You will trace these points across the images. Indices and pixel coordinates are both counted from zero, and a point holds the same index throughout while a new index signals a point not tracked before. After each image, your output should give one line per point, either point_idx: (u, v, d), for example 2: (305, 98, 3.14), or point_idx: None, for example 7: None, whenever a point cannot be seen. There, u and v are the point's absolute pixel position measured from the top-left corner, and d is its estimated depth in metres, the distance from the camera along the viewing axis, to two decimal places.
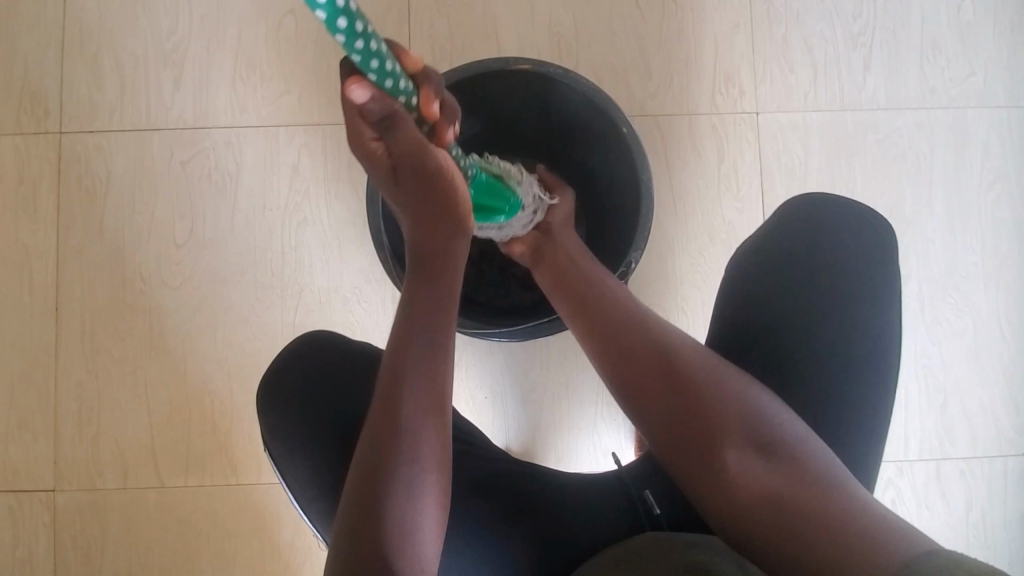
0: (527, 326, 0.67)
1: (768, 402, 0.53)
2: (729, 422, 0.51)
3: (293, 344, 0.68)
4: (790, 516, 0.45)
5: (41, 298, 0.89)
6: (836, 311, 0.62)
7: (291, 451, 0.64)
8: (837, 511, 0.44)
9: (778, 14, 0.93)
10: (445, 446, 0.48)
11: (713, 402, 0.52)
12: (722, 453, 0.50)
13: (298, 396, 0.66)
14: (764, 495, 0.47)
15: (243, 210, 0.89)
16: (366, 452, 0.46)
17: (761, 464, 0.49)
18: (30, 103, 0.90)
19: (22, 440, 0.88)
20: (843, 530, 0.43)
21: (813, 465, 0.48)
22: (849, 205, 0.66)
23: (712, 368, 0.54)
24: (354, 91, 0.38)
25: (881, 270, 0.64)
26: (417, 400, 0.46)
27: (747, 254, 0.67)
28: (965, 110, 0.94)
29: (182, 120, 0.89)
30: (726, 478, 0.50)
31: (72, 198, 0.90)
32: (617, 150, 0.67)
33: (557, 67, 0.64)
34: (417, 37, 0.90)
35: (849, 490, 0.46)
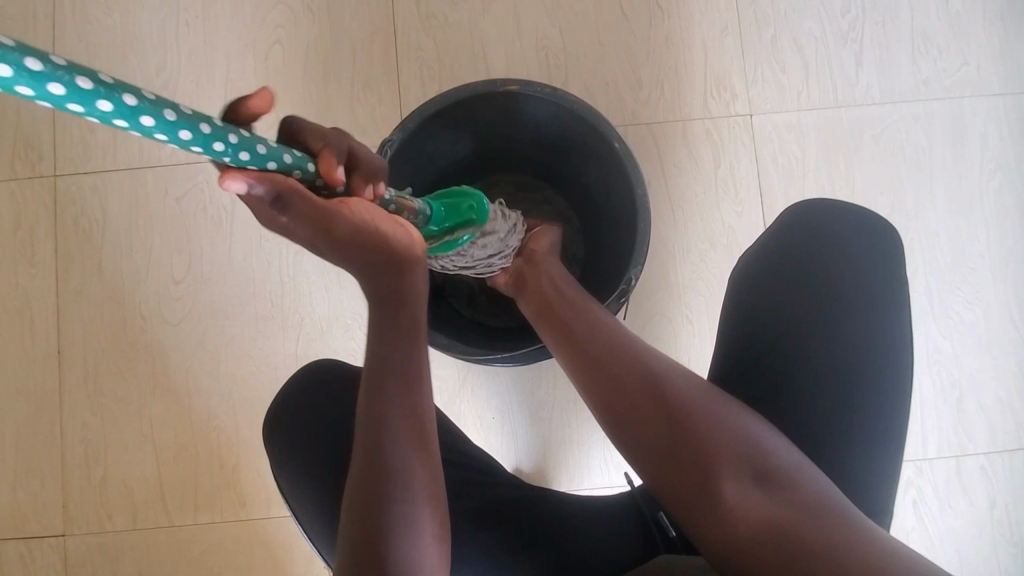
0: (532, 348, 0.66)
1: (763, 430, 0.52)
2: (725, 452, 0.50)
3: (298, 376, 0.68)
4: (798, 550, 0.44)
5: (43, 342, 0.89)
6: (845, 319, 0.61)
7: (300, 489, 0.63)
8: (840, 541, 0.43)
9: (765, 15, 0.93)
10: (436, 474, 0.47)
11: (707, 430, 0.51)
12: (719, 485, 0.49)
13: (302, 433, 0.64)
14: (768, 528, 0.46)
15: (239, 242, 0.89)
16: (352, 504, 0.45)
17: (761, 496, 0.48)
18: (23, 149, 0.90)
19: (30, 485, 0.88)
20: (853, 561, 0.42)
21: (813, 495, 0.47)
22: (854, 210, 0.65)
23: (704, 397, 0.53)
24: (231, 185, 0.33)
25: (891, 276, 0.63)
26: (401, 433, 0.46)
27: (751, 263, 0.66)
28: (961, 99, 0.93)
29: (176, 156, 0.90)
30: (727, 510, 0.48)
31: (69, 240, 0.90)
32: (612, 166, 0.67)
33: (545, 87, 0.63)
34: (405, 60, 0.90)
35: (854, 519, 0.45)
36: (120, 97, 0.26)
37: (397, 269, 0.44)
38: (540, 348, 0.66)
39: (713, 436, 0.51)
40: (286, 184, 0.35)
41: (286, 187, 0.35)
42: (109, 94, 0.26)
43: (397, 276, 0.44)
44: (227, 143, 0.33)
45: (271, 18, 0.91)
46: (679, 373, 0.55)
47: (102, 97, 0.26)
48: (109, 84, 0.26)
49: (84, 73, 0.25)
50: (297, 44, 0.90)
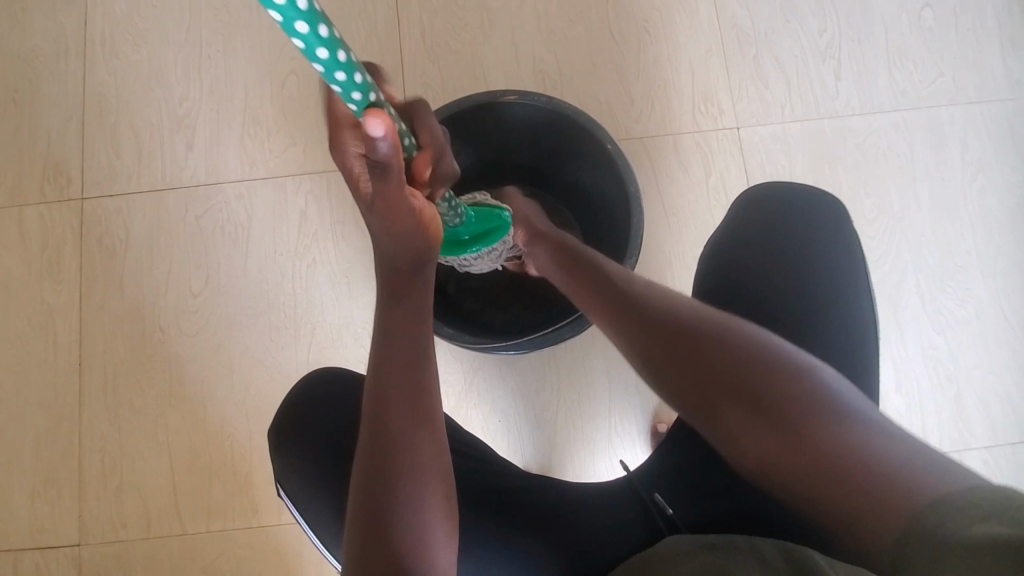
0: (533, 338, 0.70)
1: (767, 345, 0.49)
2: (722, 386, 0.48)
3: (287, 400, 0.69)
4: (801, 470, 0.42)
5: (66, 356, 0.93)
6: (815, 290, 0.64)
7: (310, 489, 0.64)
8: (840, 455, 0.40)
9: (747, 36, 0.99)
10: (440, 448, 0.48)
11: (699, 369, 0.50)
12: (722, 415, 0.48)
13: (311, 435, 0.66)
14: (772, 453, 0.44)
15: (255, 256, 0.93)
16: (364, 477, 0.46)
17: (763, 420, 0.45)
18: (53, 174, 0.96)
19: (47, 496, 0.90)
20: (854, 477, 0.39)
21: (819, 406, 0.43)
22: (804, 189, 0.70)
23: (693, 332, 0.52)
24: (373, 124, 0.37)
25: (843, 243, 0.66)
26: (401, 414, 0.47)
27: (739, 240, 0.68)
28: (939, 108, 0.98)
29: (196, 178, 0.95)
30: (736, 440, 0.47)
31: (94, 258, 0.94)
32: (605, 169, 0.71)
33: (541, 96, 0.68)
34: (411, 84, 0.97)
35: (867, 426, 0.41)
36: (331, 51, 0.35)
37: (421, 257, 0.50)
38: (541, 338, 0.69)
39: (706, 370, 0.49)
40: (396, 159, 0.40)
41: (393, 164, 0.40)
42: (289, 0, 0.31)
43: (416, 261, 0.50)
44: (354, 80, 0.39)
45: (286, 50, 0.97)
46: (674, 312, 0.54)
47: (319, 46, 0.35)
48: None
49: (326, 27, 0.34)
50: (311, 74, 0.97)
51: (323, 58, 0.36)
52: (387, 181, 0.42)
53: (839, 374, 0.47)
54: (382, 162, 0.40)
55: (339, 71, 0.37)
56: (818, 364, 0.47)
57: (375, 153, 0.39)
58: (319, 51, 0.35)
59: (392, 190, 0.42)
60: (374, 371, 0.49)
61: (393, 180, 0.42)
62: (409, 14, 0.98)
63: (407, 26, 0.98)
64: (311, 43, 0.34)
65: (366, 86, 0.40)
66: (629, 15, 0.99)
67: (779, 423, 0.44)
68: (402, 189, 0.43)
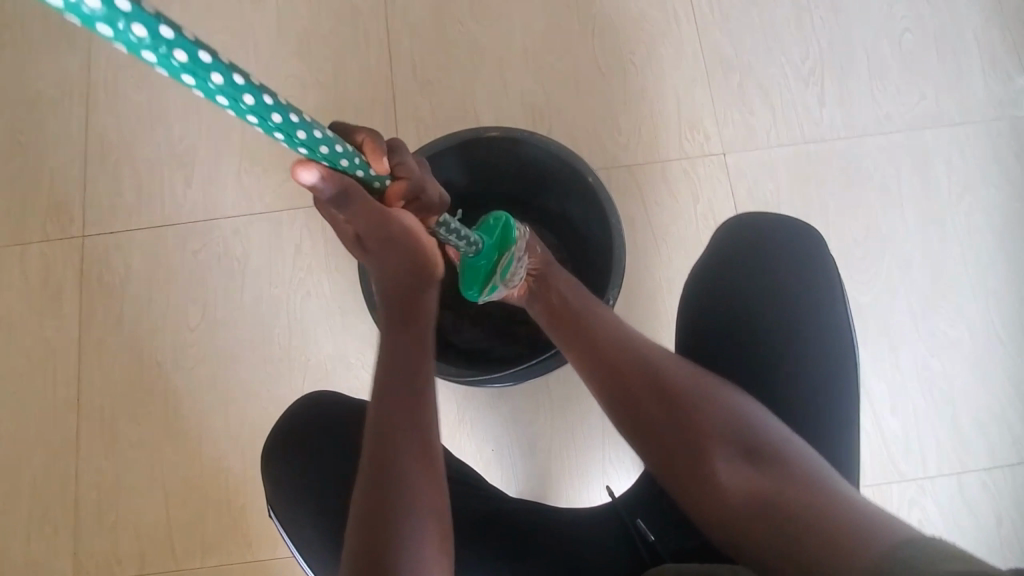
0: (516, 369, 0.71)
1: (751, 406, 0.54)
2: (711, 434, 0.53)
3: (269, 440, 0.67)
4: (781, 519, 0.47)
5: (65, 391, 0.94)
6: (796, 321, 0.64)
7: (298, 525, 0.63)
8: (824, 508, 0.45)
9: (731, 65, 1.01)
10: (441, 486, 0.48)
11: (693, 411, 0.54)
12: (715, 464, 0.52)
13: (317, 445, 0.65)
14: (756, 500, 0.49)
15: (251, 290, 0.95)
16: (364, 506, 0.46)
17: (756, 474, 0.50)
18: (56, 213, 0.99)
19: (44, 532, 0.90)
20: (831, 524, 0.44)
21: (804, 468, 0.49)
22: (787, 221, 0.70)
23: (699, 383, 0.56)
24: (303, 175, 0.39)
25: (821, 273, 0.67)
26: (406, 445, 0.48)
27: (721, 269, 0.69)
28: (923, 130, 0.99)
29: (194, 214, 0.97)
30: (716, 484, 0.51)
31: (94, 295, 0.96)
32: (588, 201, 0.73)
33: (525, 132, 0.70)
34: (403, 119, 0.99)
35: (832, 486, 0.48)
36: (256, 97, 0.32)
37: (421, 276, 0.53)
38: (522, 370, 0.71)
39: (707, 418, 0.54)
40: (351, 188, 0.42)
41: (348, 184, 0.42)
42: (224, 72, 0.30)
43: (413, 291, 0.53)
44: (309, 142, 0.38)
45: (281, 89, 1.00)
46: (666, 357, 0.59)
47: (241, 96, 0.32)
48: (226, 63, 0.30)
49: (239, 72, 0.31)
50: (305, 110, 1.00)
51: (251, 106, 0.33)
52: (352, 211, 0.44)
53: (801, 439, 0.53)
54: (333, 192, 0.42)
55: (273, 115, 0.34)
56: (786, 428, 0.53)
57: (326, 193, 0.41)
58: (244, 100, 0.32)
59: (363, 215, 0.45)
60: (376, 398, 0.50)
61: (358, 209, 0.44)
62: (400, 52, 1.01)
63: (398, 64, 1.01)
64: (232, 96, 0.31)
65: (309, 124, 0.37)
66: (615, 48, 1.02)
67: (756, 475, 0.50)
68: (373, 213, 0.45)
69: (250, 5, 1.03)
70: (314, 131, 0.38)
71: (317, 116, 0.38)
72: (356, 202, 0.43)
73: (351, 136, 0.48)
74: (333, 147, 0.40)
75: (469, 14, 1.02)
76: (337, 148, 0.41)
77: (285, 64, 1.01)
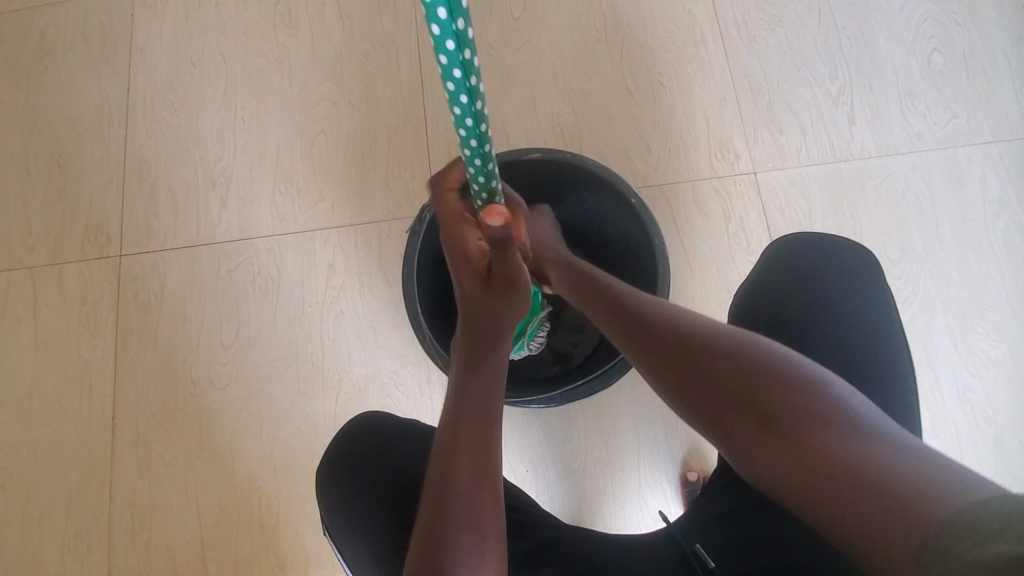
0: (563, 391, 0.71)
1: (792, 361, 0.48)
2: (737, 397, 0.47)
3: (322, 459, 0.67)
4: (813, 482, 0.40)
5: (99, 408, 0.94)
6: (843, 344, 0.64)
7: (351, 546, 0.63)
8: (855, 470, 0.38)
9: (760, 85, 1.02)
10: (499, 512, 0.48)
11: (718, 375, 0.49)
12: (734, 433, 0.47)
13: (364, 463, 0.65)
14: (780, 465, 0.43)
15: (284, 309, 0.95)
16: (425, 526, 0.47)
17: (775, 438, 0.44)
18: (94, 234, 1.00)
19: (78, 551, 0.90)
20: (869, 488, 0.37)
21: (835, 426, 0.42)
22: (815, 237, 0.71)
23: (721, 345, 0.51)
24: (492, 223, 0.46)
25: (870, 294, 0.67)
26: (467, 473, 0.49)
27: (757, 292, 0.69)
28: (955, 148, 0.99)
29: (229, 233, 0.99)
30: (751, 452, 0.46)
31: (129, 313, 0.97)
32: (631, 223, 0.73)
33: (562, 153, 0.70)
34: (435, 140, 1.00)
35: (882, 442, 0.40)
36: (459, 45, 0.36)
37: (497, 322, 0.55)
38: (570, 391, 0.71)
39: (729, 379, 0.48)
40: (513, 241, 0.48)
41: (512, 237, 0.48)
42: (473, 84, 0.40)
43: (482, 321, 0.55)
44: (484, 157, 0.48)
45: (315, 111, 1.02)
46: (697, 325, 0.54)
47: (450, 37, 0.36)
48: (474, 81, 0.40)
49: (462, 19, 0.35)
50: (339, 130, 1.01)
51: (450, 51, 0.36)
52: (508, 259, 0.49)
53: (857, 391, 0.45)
54: (499, 236, 0.47)
55: (458, 68, 0.38)
56: (835, 379, 0.46)
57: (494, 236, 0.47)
58: (449, 43, 0.36)
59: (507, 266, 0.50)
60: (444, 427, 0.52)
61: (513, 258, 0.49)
62: (432, 73, 1.03)
63: (430, 86, 1.02)
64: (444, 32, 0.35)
65: (478, 94, 0.41)
66: (643, 69, 1.03)
67: (794, 434, 0.43)
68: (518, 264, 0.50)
69: (285, 30, 1.05)
70: (476, 102, 0.41)
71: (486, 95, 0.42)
72: (511, 250, 0.48)
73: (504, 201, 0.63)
74: (479, 124, 0.44)
75: (500, 37, 1.04)
76: (480, 128, 0.44)
77: (319, 86, 1.03)
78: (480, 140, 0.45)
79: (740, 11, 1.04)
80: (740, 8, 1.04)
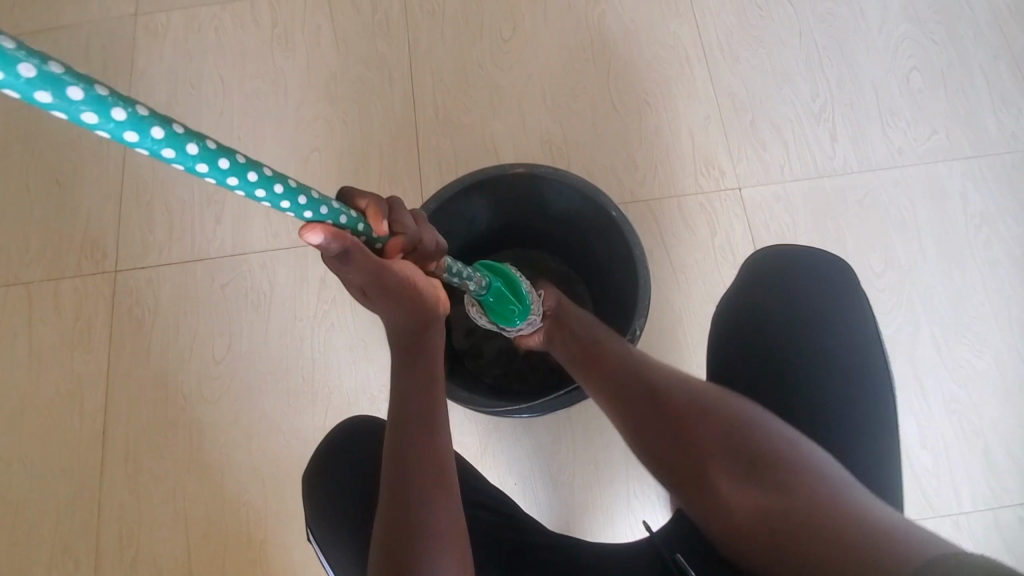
0: (545, 400, 0.72)
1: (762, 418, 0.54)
2: (717, 442, 0.53)
3: (308, 464, 0.67)
4: (783, 525, 0.45)
5: (91, 423, 0.95)
6: (823, 355, 0.65)
7: (334, 549, 0.63)
8: (836, 518, 0.43)
9: (743, 104, 1.04)
10: (456, 512, 0.49)
11: (695, 424, 0.55)
12: (717, 477, 0.52)
13: (358, 461, 0.66)
14: (761, 511, 0.47)
15: (276, 323, 0.97)
16: (386, 525, 0.47)
17: (760, 486, 0.49)
18: (90, 249, 1.02)
19: (64, 566, 0.90)
20: (835, 532, 0.42)
21: (813, 479, 0.47)
22: (797, 250, 0.72)
23: (706, 398, 0.57)
24: (310, 235, 0.43)
25: (847, 308, 0.68)
26: (422, 476, 0.49)
27: (739, 303, 0.70)
28: (936, 164, 1.01)
29: (223, 249, 1.00)
30: (723, 499, 0.51)
31: (123, 327, 0.98)
32: (614, 235, 0.75)
33: (549, 169, 0.72)
34: (426, 157, 1.03)
35: (848, 495, 0.46)
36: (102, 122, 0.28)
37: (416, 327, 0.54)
38: (553, 400, 0.72)
39: (712, 430, 0.54)
40: (348, 242, 0.46)
41: (350, 245, 0.46)
42: (177, 143, 0.31)
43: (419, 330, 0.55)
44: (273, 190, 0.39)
45: (310, 131, 1.04)
46: (678, 378, 0.60)
47: (124, 129, 0.29)
48: (178, 134, 0.31)
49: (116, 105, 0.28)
50: (332, 148, 1.03)
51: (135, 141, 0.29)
52: (354, 263, 0.48)
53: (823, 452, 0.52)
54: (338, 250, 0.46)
55: (164, 148, 0.31)
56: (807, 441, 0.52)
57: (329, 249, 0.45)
58: (128, 135, 0.29)
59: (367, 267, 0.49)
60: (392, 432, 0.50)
61: (358, 260, 0.48)
62: (424, 93, 1.05)
63: (422, 106, 1.05)
64: (111, 129, 0.28)
65: (217, 152, 0.34)
66: (629, 89, 1.05)
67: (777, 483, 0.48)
68: (372, 261, 0.48)
69: (282, 52, 1.08)
70: (222, 161, 0.34)
71: (208, 139, 0.33)
72: (354, 256, 0.47)
73: (353, 203, 0.53)
74: (250, 177, 0.36)
75: (490, 58, 1.07)
76: (257, 177, 0.37)
77: (314, 106, 1.06)
78: (266, 187, 0.38)
79: (723, 33, 1.07)
80: (723, 29, 1.08)
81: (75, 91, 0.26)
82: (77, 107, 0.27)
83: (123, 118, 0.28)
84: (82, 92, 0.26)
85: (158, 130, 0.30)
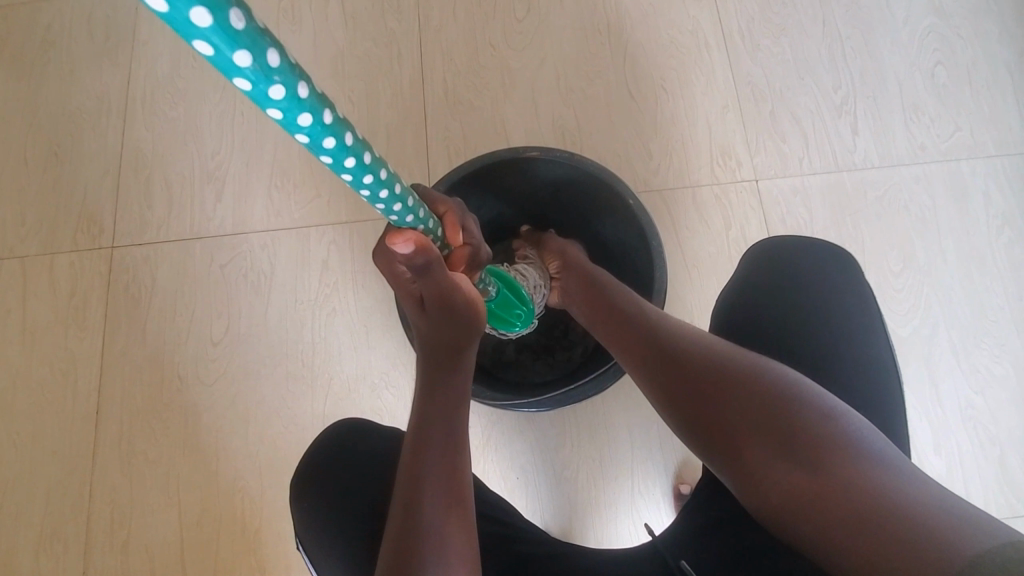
0: (556, 394, 0.70)
1: (796, 384, 0.51)
2: (747, 420, 0.50)
3: (298, 466, 0.64)
4: (820, 511, 0.43)
5: (84, 402, 0.92)
6: (834, 355, 0.62)
7: (328, 555, 0.60)
8: (874, 503, 0.41)
9: (763, 93, 1.01)
10: (471, 533, 0.47)
11: (726, 401, 0.52)
12: (748, 453, 0.50)
13: (342, 475, 0.63)
14: (794, 490, 0.46)
15: (275, 305, 0.94)
16: (396, 541, 0.45)
17: (792, 465, 0.47)
18: (87, 225, 0.99)
19: (53, 549, 0.88)
20: (874, 520, 0.40)
21: (849, 459, 0.45)
22: (810, 244, 0.69)
23: (734, 370, 0.53)
24: (399, 246, 0.42)
25: (866, 315, 0.65)
26: (433, 490, 0.47)
27: (743, 291, 0.68)
28: (959, 162, 0.98)
29: (223, 228, 0.97)
30: (756, 476, 0.49)
31: (119, 305, 0.96)
32: (628, 221, 0.72)
33: (565, 152, 0.69)
34: (434, 139, 0.99)
35: (887, 471, 0.44)
36: (258, 75, 0.25)
37: (460, 340, 0.51)
38: (563, 395, 0.70)
39: (741, 405, 0.51)
40: (433, 255, 0.45)
41: (432, 261, 0.45)
42: (311, 108, 0.29)
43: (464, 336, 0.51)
44: (378, 178, 0.38)
45: None
46: (702, 345, 0.57)
47: (272, 83, 0.26)
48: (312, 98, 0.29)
49: (273, 53, 0.25)
50: None
51: (281, 101, 0.27)
52: (432, 279, 0.46)
53: (869, 425, 0.49)
54: (420, 263, 0.44)
55: (302, 113, 0.29)
56: (850, 415, 0.49)
57: (413, 262, 0.44)
58: (275, 90, 0.26)
59: (439, 286, 0.47)
60: (410, 443, 0.49)
61: (436, 277, 0.46)
62: (434, 73, 1.02)
63: (431, 86, 1.02)
64: (223, 46, 0.23)
65: (342, 127, 0.32)
66: (646, 75, 1.02)
67: (812, 462, 0.46)
68: (447, 281, 0.47)
69: (287, 25, 1.05)
70: (344, 137, 0.33)
71: (336, 107, 0.31)
72: (434, 273, 0.46)
73: (432, 207, 0.55)
74: (363, 158, 0.35)
75: (503, 38, 1.03)
76: (366, 160, 0.36)
77: (320, 83, 1.02)
78: (373, 172, 0.37)
79: (744, 19, 1.04)
80: (745, 16, 1.04)
81: (241, 25, 0.24)
82: (239, 48, 0.24)
83: (275, 68, 0.26)
84: (247, 29, 0.24)
85: (302, 89, 0.28)
